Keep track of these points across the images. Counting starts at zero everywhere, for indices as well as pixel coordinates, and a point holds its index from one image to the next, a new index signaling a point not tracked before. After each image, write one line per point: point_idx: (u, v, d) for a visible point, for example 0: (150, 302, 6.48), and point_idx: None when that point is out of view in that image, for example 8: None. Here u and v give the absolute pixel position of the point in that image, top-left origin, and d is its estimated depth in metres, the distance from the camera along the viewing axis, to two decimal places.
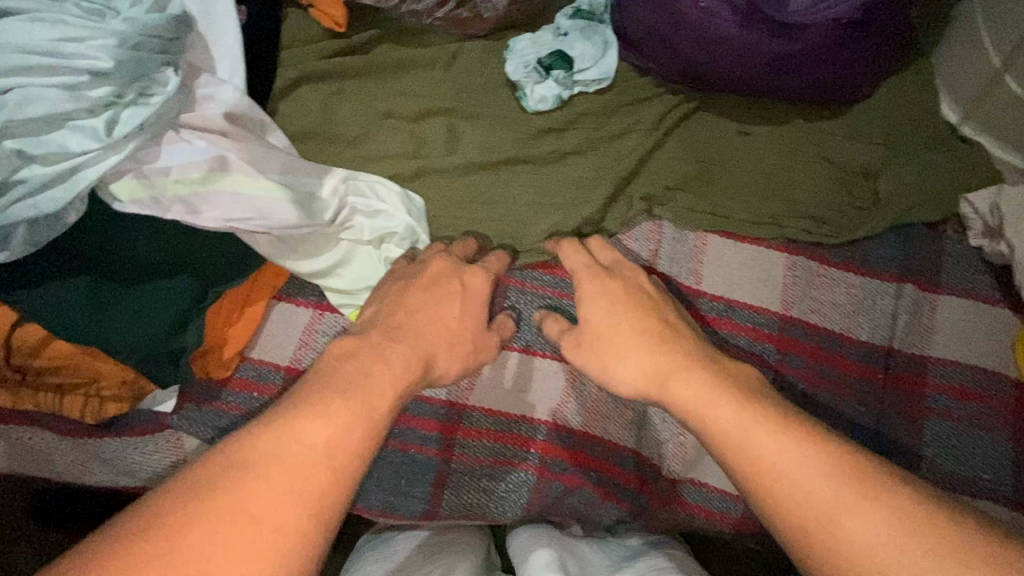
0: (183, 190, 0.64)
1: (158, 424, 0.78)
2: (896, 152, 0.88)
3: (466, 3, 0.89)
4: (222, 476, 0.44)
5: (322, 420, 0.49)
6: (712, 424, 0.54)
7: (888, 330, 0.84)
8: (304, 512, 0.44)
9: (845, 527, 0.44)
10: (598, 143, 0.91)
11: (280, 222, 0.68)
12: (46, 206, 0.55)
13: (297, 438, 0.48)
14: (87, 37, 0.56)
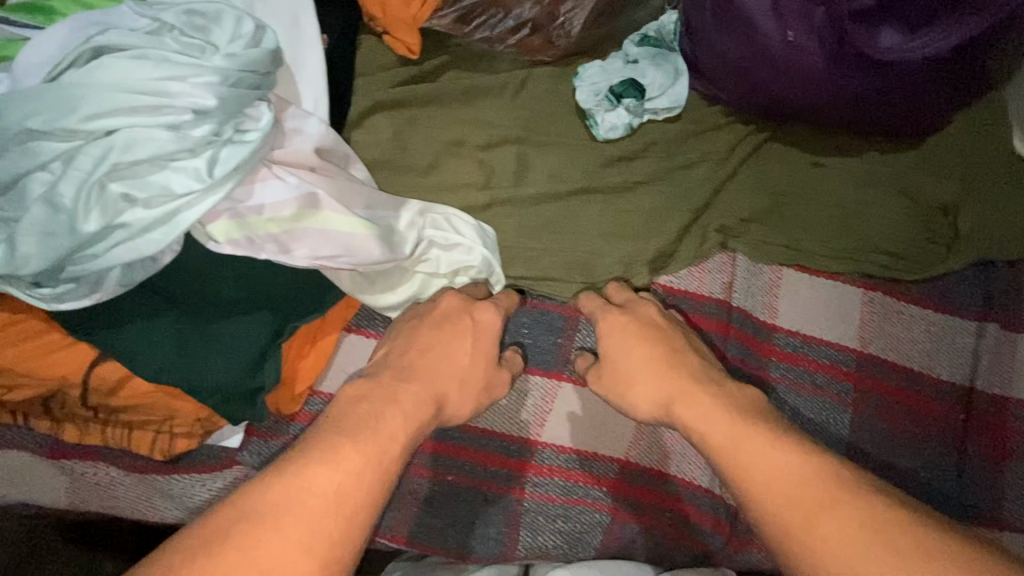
0: (275, 229, 0.63)
1: (226, 460, 0.76)
2: (975, 187, 0.86)
3: (539, 29, 0.87)
4: (267, 506, 0.47)
5: (355, 449, 0.51)
6: (712, 442, 0.58)
7: (969, 370, 0.83)
8: (335, 529, 0.47)
9: (821, 525, 0.47)
10: (669, 173, 0.89)
11: (366, 259, 0.67)
12: (147, 248, 0.54)
13: (326, 470, 0.49)
14: (190, 75, 0.54)
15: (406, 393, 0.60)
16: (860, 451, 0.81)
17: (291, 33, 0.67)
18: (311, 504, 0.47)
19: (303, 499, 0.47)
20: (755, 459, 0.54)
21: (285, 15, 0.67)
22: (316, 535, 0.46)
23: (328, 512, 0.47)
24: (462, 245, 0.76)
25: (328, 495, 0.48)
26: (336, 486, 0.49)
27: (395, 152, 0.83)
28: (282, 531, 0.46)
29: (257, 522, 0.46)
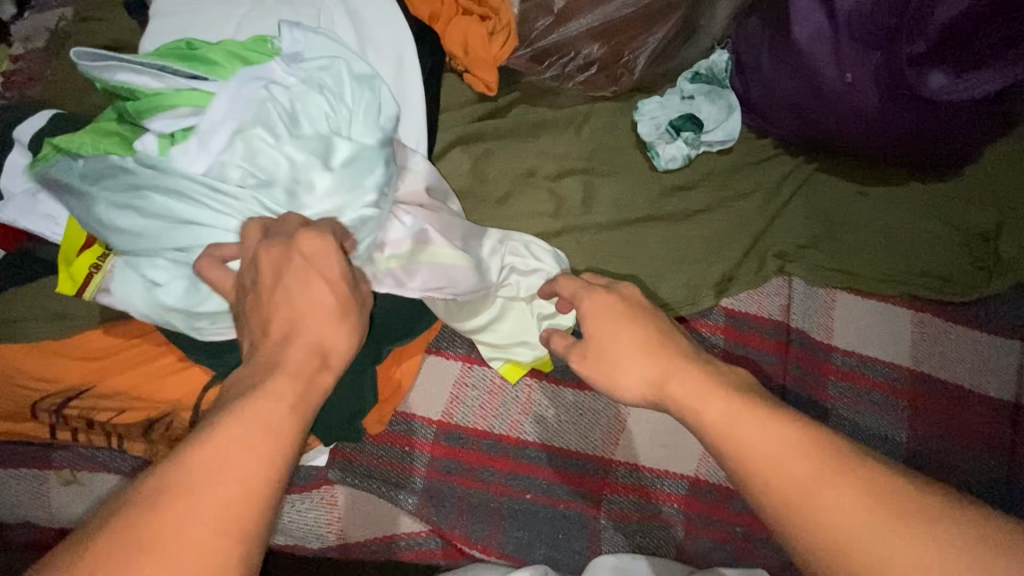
0: (393, 264, 0.72)
1: (317, 480, 0.80)
2: (1014, 215, 0.92)
3: (605, 68, 0.93)
4: (145, 497, 0.39)
5: (258, 415, 0.44)
6: (702, 419, 0.50)
7: (1015, 385, 0.88)
8: (227, 520, 0.39)
9: (822, 498, 0.42)
10: (726, 201, 0.94)
11: (463, 287, 0.73)
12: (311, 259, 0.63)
13: (223, 454, 0.41)
14: (358, 114, 0.67)
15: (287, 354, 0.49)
16: (918, 464, 0.85)
17: (398, 76, 0.73)
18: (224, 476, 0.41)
19: (193, 488, 0.40)
20: (763, 443, 0.46)
21: (391, 57, 0.72)
22: (214, 528, 0.39)
23: (220, 504, 0.40)
24: (542, 269, 0.78)
25: (226, 484, 0.40)
26: (237, 473, 0.41)
27: (474, 182, 0.88)
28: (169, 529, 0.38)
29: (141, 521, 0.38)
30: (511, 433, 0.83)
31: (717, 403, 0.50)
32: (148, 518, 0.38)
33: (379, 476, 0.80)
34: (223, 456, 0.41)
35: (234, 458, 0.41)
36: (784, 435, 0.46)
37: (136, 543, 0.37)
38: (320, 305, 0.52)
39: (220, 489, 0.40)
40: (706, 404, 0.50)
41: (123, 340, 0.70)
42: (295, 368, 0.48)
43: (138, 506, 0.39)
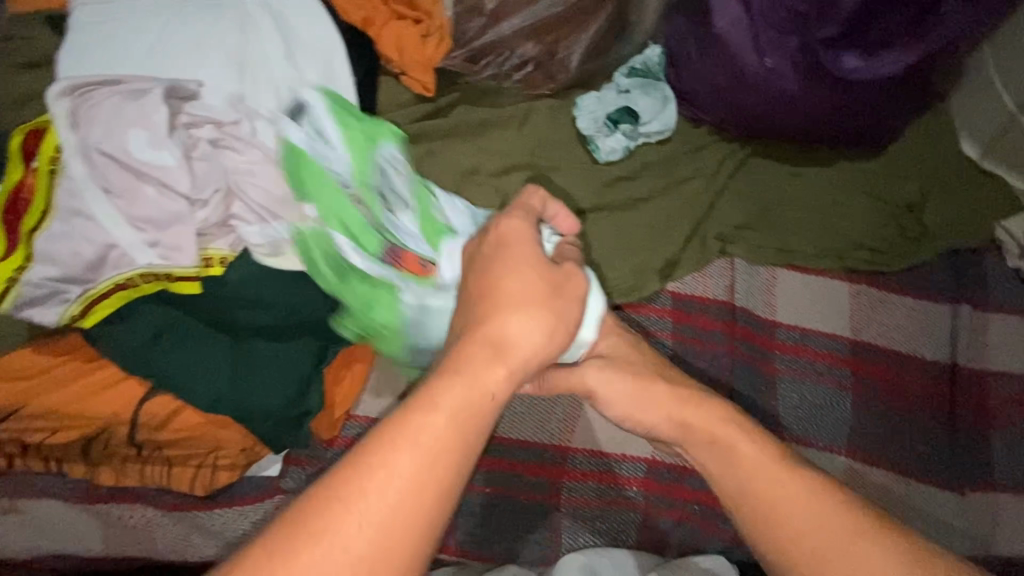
0: None
1: (268, 490, 0.77)
2: (935, 187, 0.97)
3: (541, 66, 0.95)
4: (315, 509, 0.39)
5: (433, 432, 0.42)
6: (715, 454, 0.57)
7: (948, 348, 0.91)
8: (385, 547, 0.38)
9: (798, 524, 0.50)
10: (666, 189, 0.96)
11: None
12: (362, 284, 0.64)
13: (388, 475, 0.40)
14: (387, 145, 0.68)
15: (470, 355, 0.46)
16: (863, 430, 0.88)
17: (328, 77, 0.72)
18: (395, 498, 0.39)
19: (356, 512, 0.39)
20: (740, 472, 0.54)
21: (318, 60, 0.72)
22: (369, 554, 0.38)
23: (380, 530, 0.39)
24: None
25: (390, 509, 0.39)
26: (402, 499, 0.39)
27: None
28: (324, 548, 0.37)
29: (298, 534, 0.38)
30: None
31: (704, 419, 0.59)
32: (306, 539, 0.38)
33: None
34: (396, 475, 0.40)
35: (399, 480, 0.40)
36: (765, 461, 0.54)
37: (310, 552, 0.37)
38: (514, 294, 0.50)
39: (377, 512, 0.39)
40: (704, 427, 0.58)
41: (53, 357, 0.68)
42: (470, 370, 0.46)
43: (313, 516, 0.38)
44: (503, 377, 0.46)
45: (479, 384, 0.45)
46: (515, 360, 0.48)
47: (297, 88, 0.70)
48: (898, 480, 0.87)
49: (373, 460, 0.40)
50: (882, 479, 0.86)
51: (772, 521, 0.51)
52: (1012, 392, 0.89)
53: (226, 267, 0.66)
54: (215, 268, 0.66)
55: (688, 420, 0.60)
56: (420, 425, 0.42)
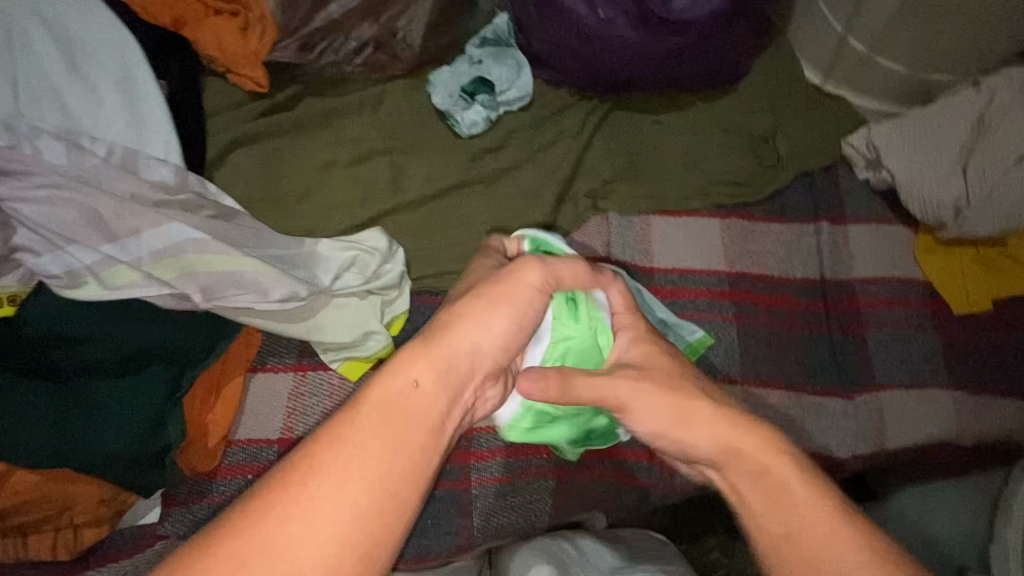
0: (168, 271, 0.64)
1: (146, 538, 0.71)
2: (784, 115, 1.02)
3: (383, 46, 0.90)
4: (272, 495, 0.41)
5: (381, 425, 0.44)
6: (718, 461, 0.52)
7: (817, 265, 0.96)
8: (343, 538, 0.40)
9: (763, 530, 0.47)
10: (534, 155, 0.96)
11: (267, 291, 0.68)
12: (269, 300, 0.68)
13: (333, 470, 0.42)
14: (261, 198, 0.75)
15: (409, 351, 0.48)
16: (753, 358, 0.93)
17: (125, 83, 0.66)
18: (349, 486, 0.42)
19: (310, 505, 0.41)
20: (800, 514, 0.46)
21: (112, 64, 0.66)
22: (318, 545, 0.39)
23: (336, 523, 0.40)
24: (361, 250, 0.77)
25: (346, 500, 0.41)
26: (357, 489, 0.42)
27: (264, 184, 0.83)
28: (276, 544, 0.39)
29: (247, 530, 0.39)
30: None
31: (748, 448, 0.50)
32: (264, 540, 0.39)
33: None
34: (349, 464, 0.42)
35: (348, 470, 0.42)
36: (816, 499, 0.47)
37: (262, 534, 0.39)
38: (469, 307, 0.52)
39: (325, 507, 0.41)
40: (758, 460, 0.50)
41: None
42: (421, 366, 0.48)
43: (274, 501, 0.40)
44: (439, 376, 0.48)
45: (411, 380, 0.47)
46: (452, 353, 0.50)
47: (90, 102, 0.65)
48: (788, 397, 0.92)
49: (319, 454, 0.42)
50: (775, 400, 0.92)
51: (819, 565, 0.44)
52: (876, 296, 0.95)
53: (16, 305, 0.62)
54: (6, 309, 0.62)
55: (726, 451, 0.51)
56: (360, 417, 0.44)
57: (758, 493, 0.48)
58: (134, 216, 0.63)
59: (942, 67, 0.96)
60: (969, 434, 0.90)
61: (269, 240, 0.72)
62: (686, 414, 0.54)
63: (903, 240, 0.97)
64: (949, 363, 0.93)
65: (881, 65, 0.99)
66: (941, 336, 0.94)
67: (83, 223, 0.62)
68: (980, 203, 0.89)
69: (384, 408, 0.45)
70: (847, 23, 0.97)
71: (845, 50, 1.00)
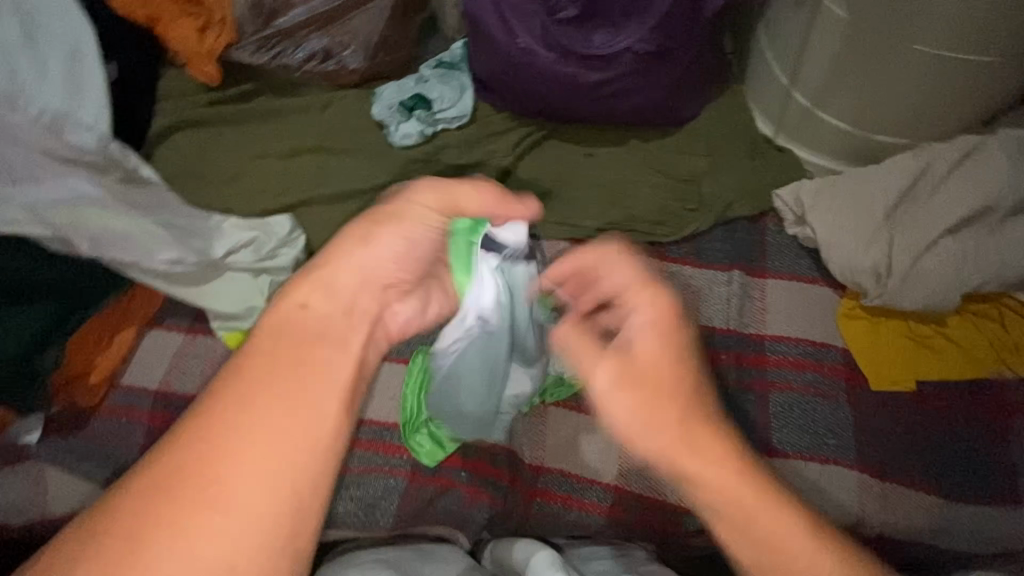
0: (63, 219, 0.73)
1: (17, 457, 0.78)
2: (719, 161, 1.00)
3: (332, 57, 0.98)
4: (196, 441, 0.42)
5: (293, 353, 0.46)
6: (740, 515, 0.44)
7: (725, 315, 0.91)
8: (272, 490, 0.41)
9: None
10: (460, 171, 0.99)
11: (154, 253, 0.77)
12: (157, 261, 0.77)
13: (247, 411, 0.43)
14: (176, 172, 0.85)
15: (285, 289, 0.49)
16: None
17: (73, 61, 0.78)
18: (280, 418, 0.43)
19: (237, 442, 0.42)
20: (777, 536, 0.44)
21: (64, 44, 0.78)
22: (257, 479, 0.41)
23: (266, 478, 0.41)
24: (261, 232, 0.84)
25: (258, 460, 0.41)
26: (274, 436, 0.42)
27: (197, 164, 0.93)
28: (193, 497, 0.40)
29: (163, 490, 0.41)
30: None
31: (694, 461, 0.45)
32: (185, 487, 0.41)
33: (98, 454, 0.79)
34: (267, 398, 0.44)
35: (239, 414, 0.43)
36: (773, 513, 0.44)
37: (190, 481, 0.41)
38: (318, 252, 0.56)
39: (253, 442, 0.42)
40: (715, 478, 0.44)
41: None
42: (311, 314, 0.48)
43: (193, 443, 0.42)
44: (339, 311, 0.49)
45: (292, 305, 0.48)
46: (340, 281, 0.50)
47: (34, 70, 0.75)
48: None
49: (217, 420, 0.42)
50: None
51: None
52: (790, 356, 0.89)
53: None
54: None
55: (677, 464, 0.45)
56: (240, 364, 0.45)
57: (789, 550, 0.44)
58: (45, 170, 0.73)
59: (888, 129, 0.92)
60: (873, 523, 0.80)
61: (173, 211, 0.81)
62: (624, 410, 0.47)
63: (827, 303, 0.92)
64: (860, 441, 0.85)
65: (826, 120, 0.95)
66: (854, 410, 0.86)
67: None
68: (900, 274, 0.84)
69: (262, 342, 0.46)
70: (791, 76, 0.95)
71: (790, 103, 0.98)
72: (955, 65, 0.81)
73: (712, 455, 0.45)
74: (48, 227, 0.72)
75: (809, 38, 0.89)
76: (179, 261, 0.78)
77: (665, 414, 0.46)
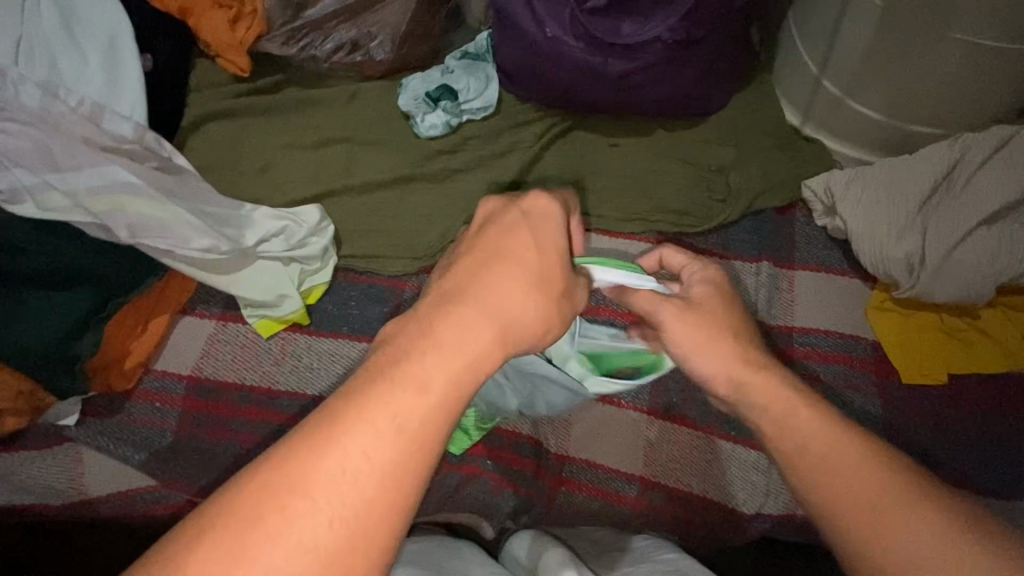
0: (102, 207, 0.74)
1: (55, 439, 0.80)
2: (747, 152, 0.99)
3: (359, 48, 0.99)
4: (300, 458, 0.35)
5: (429, 375, 0.38)
6: (796, 435, 0.49)
7: (753, 306, 0.91)
8: (370, 536, 0.34)
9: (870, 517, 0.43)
10: (486, 161, 0.99)
11: (190, 241, 0.78)
12: (192, 248, 0.78)
13: (365, 436, 0.35)
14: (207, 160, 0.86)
15: (450, 313, 0.41)
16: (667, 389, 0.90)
17: (111, 52, 0.79)
18: (397, 452, 0.35)
19: (345, 473, 0.34)
20: (821, 455, 0.47)
21: (103, 36, 0.79)
22: (361, 522, 0.34)
23: (369, 521, 0.34)
24: (293, 221, 0.85)
25: (366, 497, 0.34)
26: (388, 474, 0.35)
27: (228, 154, 0.95)
28: (300, 531, 0.33)
29: (274, 509, 0.33)
30: (263, 384, 0.84)
31: (758, 381, 0.53)
32: (278, 513, 0.33)
33: (133, 436, 0.81)
34: (386, 424, 0.36)
35: (381, 451, 0.35)
36: (835, 440, 0.47)
37: (286, 508, 0.33)
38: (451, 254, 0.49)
39: (365, 474, 0.35)
40: (769, 399, 0.51)
41: None
42: (450, 335, 0.40)
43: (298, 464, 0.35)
44: (477, 333, 0.40)
45: (450, 340, 0.39)
46: (503, 329, 0.42)
47: (75, 62, 0.78)
48: (698, 437, 0.88)
49: (331, 441, 0.35)
50: (681, 437, 0.88)
51: (841, 493, 0.45)
52: (820, 349, 0.88)
53: None
54: None
55: (741, 387, 0.53)
56: (388, 391, 0.37)
57: (838, 467, 0.46)
58: (84, 157, 0.74)
59: (921, 118, 0.90)
60: None
61: (206, 199, 0.82)
62: (712, 345, 0.55)
63: (857, 295, 0.91)
64: (891, 435, 0.84)
65: (856, 109, 0.94)
66: (885, 403, 0.85)
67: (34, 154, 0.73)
68: (934, 265, 0.82)
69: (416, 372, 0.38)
70: (821, 65, 0.94)
71: (820, 93, 0.96)
72: (993, 53, 0.79)
73: (764, 381, 0.52)
74: (88, 214, 0.74)
75: (841, 26, 0.87)
76: (213, 249, 0.79)
77: (743, 360, 0.54)
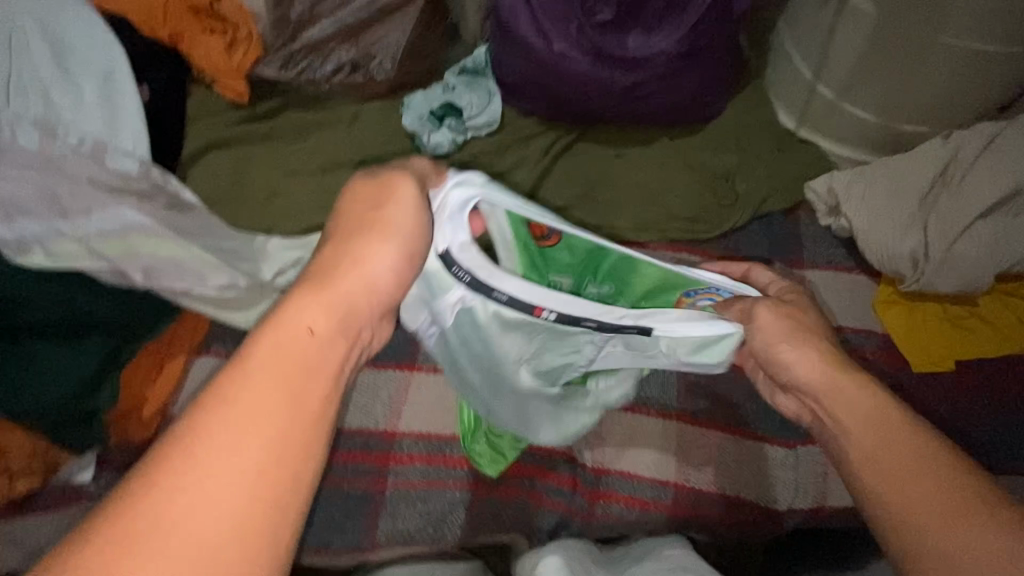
0: (113, 250, 0.71)
1: (70, 497, 0.73)
2: (750, 157, 1.02)
3: (360, 68, 0.97)
4: (151, 473, 0.36)
5: (280, 364, 0.41)
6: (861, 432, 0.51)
7: None
8: (243, 523, 0.36)
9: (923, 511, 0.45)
10: (496, 178, 0.99)
11: (207, 280, 0.75)
12: (211, 286, 0.75)
13: (209, 436, 0.37)
14: None
15: (285, 306, 0.43)
16: (693, 393, 0.93)
17: (107, 84, 0.75)
18: (251, 440, 0.38)
19: (200, 472, 0.36)
20: (884, 450, 0.49)
21: (97, 67, 0.75)
22: (227, 514, 0.36)
23: (232, 511, 0.36)
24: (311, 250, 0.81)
25: (228, 488, 0.36)
26: (244, 462, 0.37)
27: (232, 185, 0.91)
28: (182, 530, 0.35)
29: (130, 530, 0.34)
30: None
31: (843, 386, 0.54)
32: (140, 530, 0.34)
33: None
34: (233, 419, 0.38)
35: (237, 445, 0.38)
36: (905, 436, 0.49)
37: (149, 523, 0.35)
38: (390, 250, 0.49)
39: (225, 467, 0.37)
40: (843, 396, 0.54)
41: None
42: (291, 324, 0.42)
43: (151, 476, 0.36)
44: (320, 318, 0.43)
45: (300, 328, 0.42)
46: (346, 308, 0.45)
47: (70, 97, 0.73)
48: (727, 439, 0.90)
49: (178, 451, 0.37)
50: (711, 441, 0.90)
51: (899, 483, 0.47)
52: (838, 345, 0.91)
53: None
54: None
55: (825, 378, 0.56)
56: (237, 382, 0.39)
57: (898, 464, 0.48)
58: (90, 199, 0.71)
59: (912, 118, 0.95)
60: None
61: (218, 233, 0.78)
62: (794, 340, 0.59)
63: (864, 290, 0.95)
64: None
65: (850, 112, 0.98)
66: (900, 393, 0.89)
67: (40, 201, 0.69)
68: (937, 258, 0.87)
69: (261, 367, 0.40)
70: (816, 71, 0.97)
71: (814, 97, 1.00)
72: (978, 57, 0.84)
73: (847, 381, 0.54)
74: (97, 259, 0.70)
75: (835, 32, 0.91)
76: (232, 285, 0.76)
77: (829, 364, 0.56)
